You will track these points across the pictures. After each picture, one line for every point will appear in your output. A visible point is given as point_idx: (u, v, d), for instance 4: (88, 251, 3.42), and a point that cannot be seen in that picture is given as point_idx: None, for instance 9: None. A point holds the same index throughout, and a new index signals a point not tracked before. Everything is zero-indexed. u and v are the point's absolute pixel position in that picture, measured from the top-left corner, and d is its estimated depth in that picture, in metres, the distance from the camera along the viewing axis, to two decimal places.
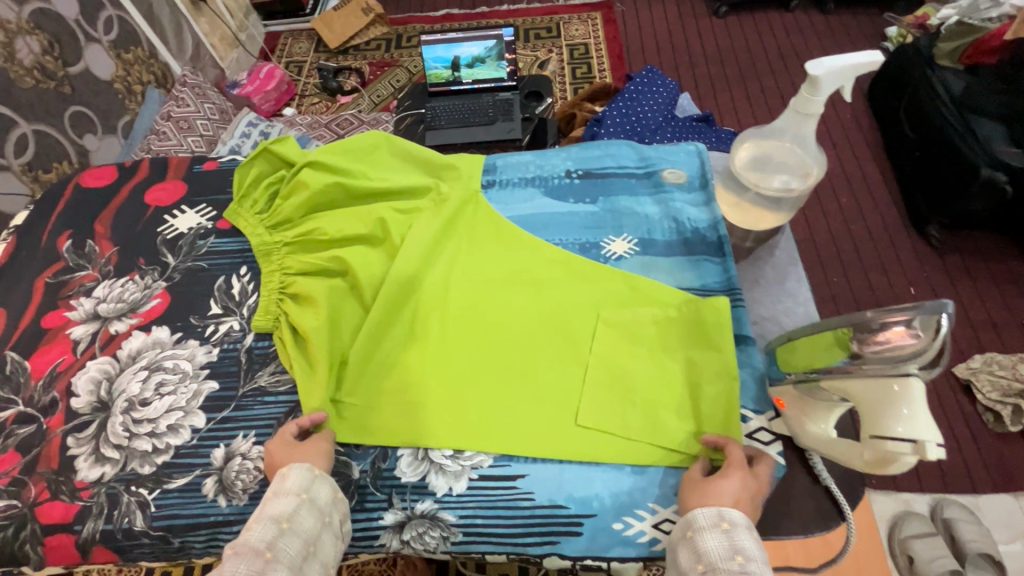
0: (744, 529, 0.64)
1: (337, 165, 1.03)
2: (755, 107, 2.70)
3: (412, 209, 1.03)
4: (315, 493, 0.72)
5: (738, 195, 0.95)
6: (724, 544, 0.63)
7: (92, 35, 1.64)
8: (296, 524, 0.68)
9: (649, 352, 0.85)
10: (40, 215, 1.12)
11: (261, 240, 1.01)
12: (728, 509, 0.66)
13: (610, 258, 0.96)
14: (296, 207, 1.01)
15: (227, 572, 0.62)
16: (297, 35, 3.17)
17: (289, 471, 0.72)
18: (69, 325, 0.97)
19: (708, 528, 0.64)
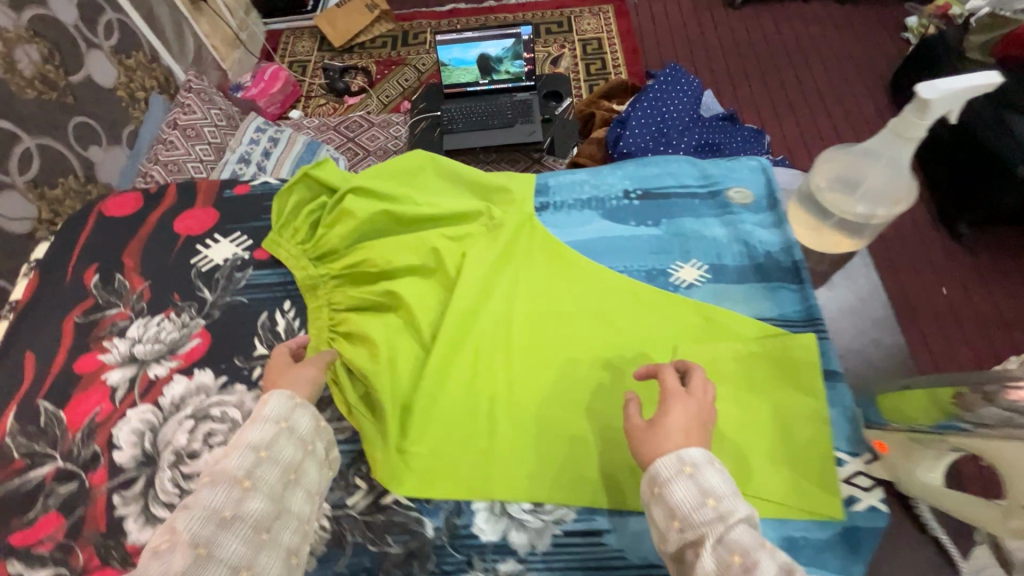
0: (708, 465, 0.60)
1: (382, 190, 0.98)
2: (781, 103, 2.61)
3: (464, 236, 0.97)
4: (295, 424, 0.72)
5: (820, 219, 0.91)
6: (691, 489, 0.59)
7: (92, 40, 1.53)
8: (274, 453, 0.68)
9: (735, 392, 0.80)
10: (62, 248, 1.05)
11: (306, 273, 0.95)
12: (687, 449, 0.62)
13: (680, 286, 0.91)
14: (342, 236, 0.95)
15: (202, 502, 0.62)
16: (299, 34, 3.05)
17: (269, 400, 0.72)
18: (104, 370, 0.91)
19: (669, 470, 0.61)
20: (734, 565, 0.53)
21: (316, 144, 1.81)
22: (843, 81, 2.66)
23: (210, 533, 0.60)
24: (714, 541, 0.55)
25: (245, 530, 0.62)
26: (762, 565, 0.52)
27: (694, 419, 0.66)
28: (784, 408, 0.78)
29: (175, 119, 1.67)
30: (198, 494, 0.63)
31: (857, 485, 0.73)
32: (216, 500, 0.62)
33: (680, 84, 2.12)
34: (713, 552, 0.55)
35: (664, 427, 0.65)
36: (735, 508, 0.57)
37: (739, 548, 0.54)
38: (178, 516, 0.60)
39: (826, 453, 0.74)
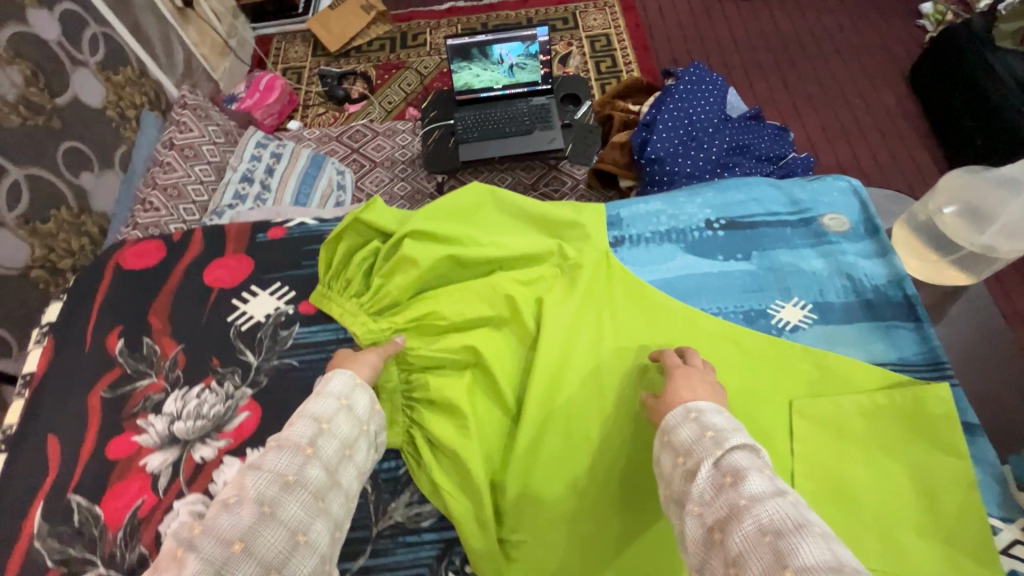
0: (712, 411, 0.62)
1: (443, 232, 0.87)
2: (819, 107, 2.22)
3: (537, 279, 0.88)
4: (354, 402, 0.68)
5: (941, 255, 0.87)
6: (694, 429, 0.61)
7: (77, 57, 1.36)
8: (336, 427, 0.64)
9: (864, 453, 0.73)
10: (78, 307, 0.93)
11: (368, 330, 0.84)
12: (692, 401, 0.64)
13: (783, 329, 0.83)
14: (404, 285, 0.85)
15: (267, 463, 0.59)
16: (291, 38, 2.49)
17: (332, 376, 0.69)
18: (142, 454, 0.79)
19: (674, 418, 0.64)
20: (724, 483, 0.54)
21: (321, 158, 1.67)
22: (885, 85, 2.26)
23: (276, 493, 0.57)
24: (710, 462, 0.56)
25: (305, 496, 0.58)
26: (751, 481, 0.52)
27: (699, 384, 0.69)
28: (924, 468, 0.71)
29: (171, 137, 1.47)
30: (264, 455, 0.60)
31: (1017, 558, 0.67)
32: (280, 464, 0.59)
33: (705, 84, 1.76)
34: (709, 473, 0.56)
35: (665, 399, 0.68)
36: (736, 438, 0.58)
37: (730, 468, 0.55)
38: (247, 474, 0.57)
39: (979, 521, 0.67)
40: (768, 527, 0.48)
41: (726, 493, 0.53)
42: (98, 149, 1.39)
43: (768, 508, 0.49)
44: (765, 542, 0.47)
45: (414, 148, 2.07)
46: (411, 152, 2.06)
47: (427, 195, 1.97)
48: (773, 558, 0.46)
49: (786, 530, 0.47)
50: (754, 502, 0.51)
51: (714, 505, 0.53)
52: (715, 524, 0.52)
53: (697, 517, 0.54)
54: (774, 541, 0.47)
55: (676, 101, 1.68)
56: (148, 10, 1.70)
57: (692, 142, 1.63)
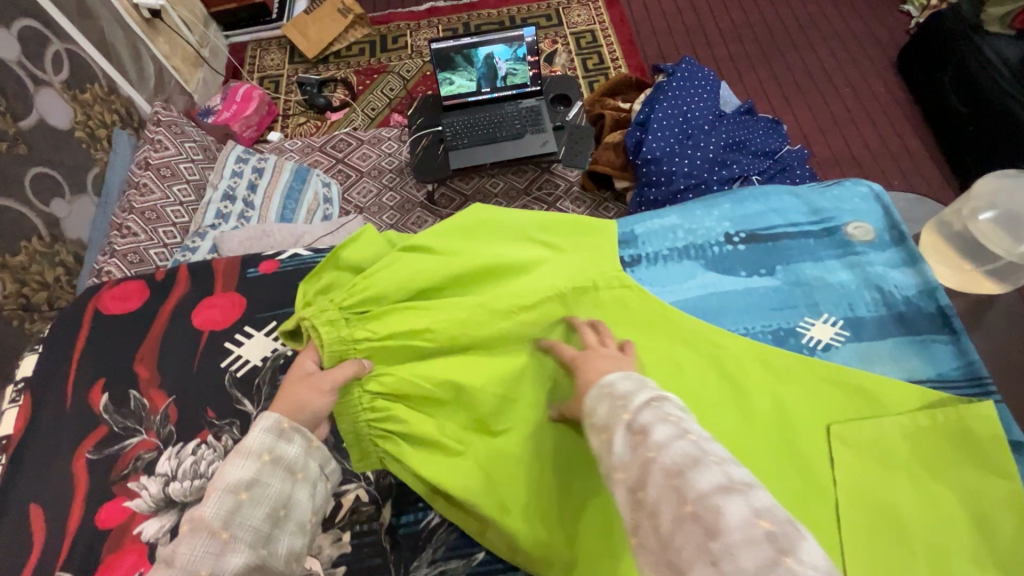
0: (621, 380, 0.58)
1: (444, 250, 0.79)
2: (811, 97, 2.19)
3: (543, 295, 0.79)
4: (281, 453, 0.58)
5: (975, 263, 0.86)
6: (609, 403, 0.56)
7: (40, 76, 1.27)
8: (257, 492, 0.56)
9: (911, 479, 0.69)
10: (55, 359, 0.85)
11: (339, 339, 0.69)
12: (604, 379, 0.60)
13: (816, 348, 0.79)
14: (392, 291, 0.72)
15: (182, 554, 0.52)
16: (266, 45, 2.39)
17: (253, 425, 0.59)
18: (136, 520, 0.73)
19: (594, 399, 0.58)
20: (636, 443, 0.50)
21: (305, 170, 1.58)
22: (875, 73, 2.24)
23: None
24: (621, 428, 0.52)
25: None
26: (656, 433, 0.49)
27: (606, 363, 0.66)
28: (971, 492, 0.68)
29: (145, 157, 1.38)
30: (178, 546, 0.53)
31: None
32: (194, 557, 0.52)
33: (697, 80, 1.71)
34: (622, 438, 0.51)
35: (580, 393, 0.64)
36: (640, 396, 0.54)
37: (638, 426, 0.51)
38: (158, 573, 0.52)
39: None
40: (674, 470, 0.46)
41: (638, 452, 0.49)
42: (69, 173, 1.30)
43: (672, 453, 0.47)
44: (671, 487, 0.45)
45: (402, 156, 1.98)
46: (398, 160, 1.98)
47: (417, 204, 1.89)
48: (675, 497, 0.45)
49: (687, 468, 0.46)
50: (661, 453, 0.48)
51: (630, 468, 0.49)
52: (635, 485, 0.48)
53: (620, 485, 0.49)
54: (678, 485, 0.45)
55: (671, 99, 1.63)
56: (113, 21, 1.59)
57: (688, 139, 1.57)
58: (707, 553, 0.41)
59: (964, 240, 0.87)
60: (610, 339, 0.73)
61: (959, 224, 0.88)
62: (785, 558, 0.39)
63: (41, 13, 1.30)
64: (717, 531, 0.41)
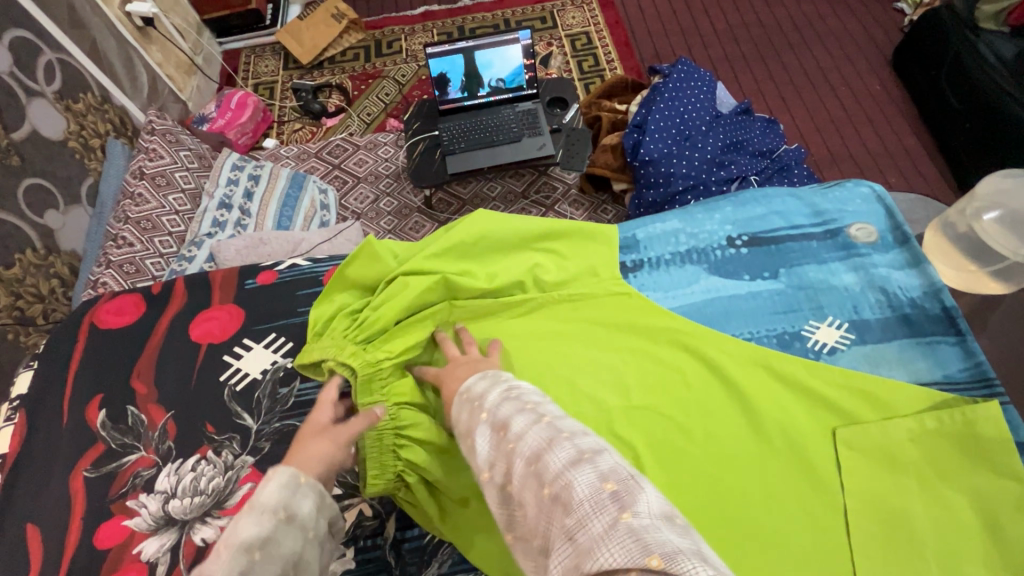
0: (480, 383, 0.62)
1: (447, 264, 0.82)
2: (807, 96, 2.19)
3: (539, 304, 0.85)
4: (297, 510, 0.55)
5: (981, 266, 0.85)
6: (467, 408, 0.60)
7: (32, 87, 1.25)
8: (271, 551, 0.52)
9: (920, 484, 0.68)
10: (51, 375, 0.84)
11: (366, 361, 0.74)
12: (464, 386, 0.63)
13: (821, 352, 0.78)
14: (401, 315, 0.78)
15: None
16: (260, 52, 2.38)
17: (270, 478, 0.56)
18: (136, 539, 0.72)
19: (456, 407, 0.62)
20: (499, 438, 0.53)
21: (301, 176, 1.56)
22: (870, 71, 2.24)
23: None
24: (483, 426, 0.56)
25: None
26: (515, 424, 0.53)
27: (461, 368, 0.69)
28: (981, 497, 0.67)
29: (139, 168, 1.37)
30: None
31: None
32: None
33: (694, 80, 1.71)
34: (485, 436, 0.54)
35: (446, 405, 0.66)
36: (495, 394, 0.58)
37: (499, 421, 0.54)
38: None
39: None
40: (534, 456, 0.49)
41: (501, 445, 0.52)
42: (62, 184, 1.29)
43: (529, 440, 0.50)
44: (532, 473, 0.48)
45: (398, 161, 1.97)
46: (395, 165, 1.97)
47: (415, 209, 1.88)
48: (535, 480, 0.47)
49: (543, 451, 0.48)
50: (520, 441, 0.51)
51: (496, 465, 0.52)
52: (501, 482, 0.51)
53: (489, 484, 0.52)
54: (538, 469, 0.47)
55: (668, 100, 1.62)
56: (106, 30, 1.58)
57: (687, 140, 1.56)
58: (564, 529, 0.42)
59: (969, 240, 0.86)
60: (472, 346, 0.75)
61: (962, 229, 0.87)
62: (622, 510, 0.40)
63: (32, 23, 1.29)
64: (567, 497, 0.43)
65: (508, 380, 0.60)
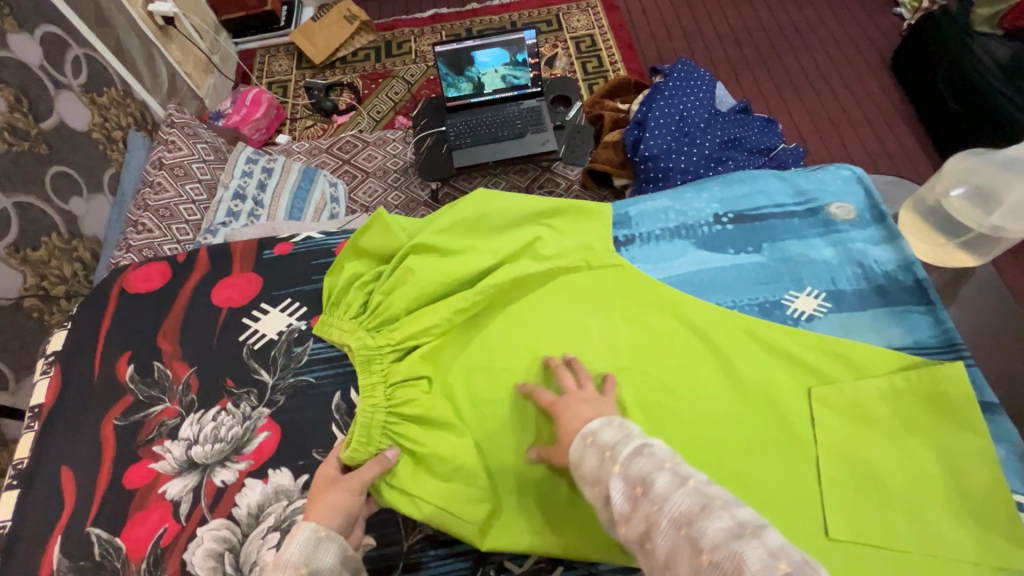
0: (604, 428, 0.62)
1: (448, 245, 0.88)
2: (805, 98, 2.25)
3: (534, 283, 0.89)
4: (319, 564, 0.63)
5: (952, 237, 0.85)
6: (594, 454, 0.60)
7: (61, 80, 1.33)
8: None
9: (891, 438, 0.73)
10: (82, 336, 0.91)
11: (365, 345, 0.84)
12: (586, 426, 0.64)
13: (799, 319, 0.83)
14: (408, 305, 0.85)
15: None
16: (274, 52, 2.47)
17: (296, 534, 0.64)
18: (161, 481, 0.78)
19: (580, 448, 0.62)
20: (636, 495, 0.52)
21: (313, 171, 1.64)
22: (867, 74, 2.29)
23: None
24: (616, 478, 0.55)
25: None
26: (659, 483, 0.51)
27: (581, 407, 0.69)
28: (948, 452, 0.70)
29: (160, 158, 1.45)
30: None
31: None
32: None
33: (694, 79, 1.76)
34: (620, 488, 0.54)
35: (561, 440, 0.67)
36: (628, 445, 0.57)
37: (634, 476, 0.53)
38: None
39: (1006, 495, 0.67)
40: (683, 520, 0.48)
41: (640, 505, 0.51)
42: (87, 173, 1.36)
43: (677, 502, 0.49)
44: (684, 537, 0.47)
45: (406, 157, 2.05)
46: (403, 161, 2.05)
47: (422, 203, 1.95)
48: (689, 546, 0.46)
49: (696, 517, 0.47)
50: (666, 502, 0.49)
51: (634, 521, 0.52)
52: (640, 537, 0.51)
53: (628, 535, 0.52)
54: (690, 534, 0.47)
55: (666, 99, 1.68)
56: (128, 29, 1.66)
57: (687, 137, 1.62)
58: None
59: (939, 213, 0.87)
60: (586, 379, 0.75)
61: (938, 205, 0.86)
62: None
63: (62, 21, 1.37)
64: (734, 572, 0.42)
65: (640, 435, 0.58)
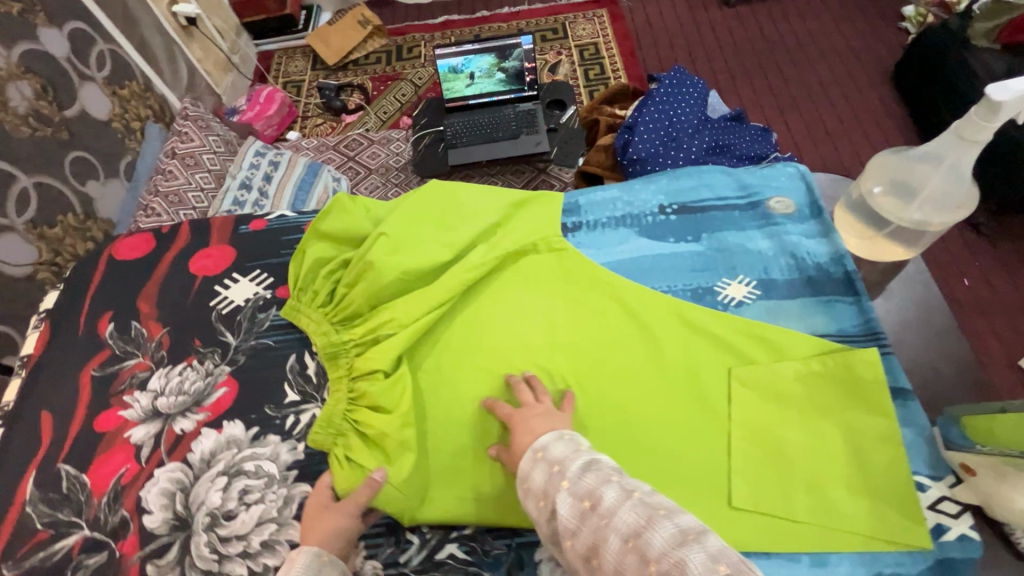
0: (554, 443, 0.67)
1: (405, 237, 0.93)
2: (804, 109, 2.27)
3: (486, 275, 0.93)
4: None
5: (876, 230, 0.87)
6: (544, 471, 0.65)
7: (85, 72, 1.44)
8: None
9: (801, 417, 0.76)
10: (73, 297, 1.00)
11: (328, 341, 0.89)
12: (538, 439, 0.69)
13: (729, 305, 0.87)
14: (368, 301, 0.89)
15: None
16: (291, 53, 2.60)
17: (297, 557, 0.67)
18: (127, 427, 0.85)
19: (530, 461, 0.67)
20: (584, 509, 0.58)
21: (317, 164, 1.65)
22: (869, 87, 2.30)
23: None
24: (564, 493, 0.60)
25: None
26: (607, 497, 0.57)
27: (536, 423, 0.72)
28: (854, 430, 0.74)
29: (173, 147, 1.55)
30: None
31: (943, 512, 0.69)
32: None
33: (686, 87, 1.78)
34: (568, 502, 0.60)
35: (514, 450, 0.71)
36: (577, 462, 0.63)
37: (582, 491, 0.59)
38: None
39: (904, 476, 0.70)
40: (630, 534, 0.53)
41: (589, 519, 0.57)
42: (105, 159, 1.45)
43: (624, 517, 0.54)
44: (630, 549, 0.52)
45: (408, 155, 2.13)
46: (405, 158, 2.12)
47: None
48: (638, 559, 0.51)
49: (643, 530, 0.52)
50: (613, 517, 0.55)
51: (582, 533, 0.57)
52: (585, 552, 0.56)
53: (572, 551, 0.58)
54: (638, 546, 0.52)
55: (658, 103, 1.70)
56: (152, 28, 1.79)
57: (674, 142, 1.64)
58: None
59: (864, 204, 0.89)
60: (545, 395, 0.77)
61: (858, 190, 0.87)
62: None
63: (89, 18, 1.49)
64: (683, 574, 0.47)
65: (590, 452, 0.64)
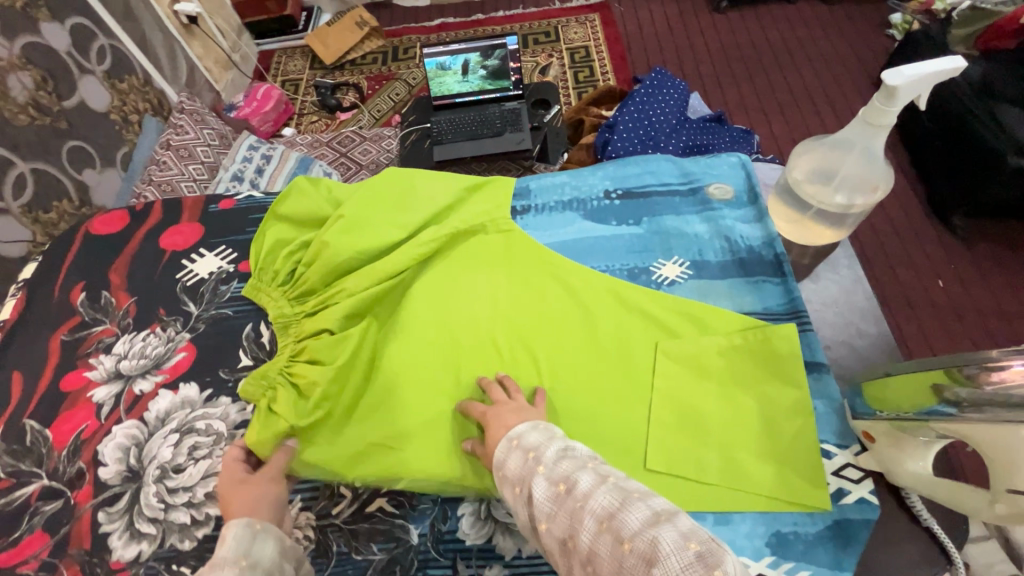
0: (529, 432, 0.69)
1: (359, 217, 0.98)
2: (788, 113, 2.30)
3: (436, 253, 0.98)
4: (257, 556, 0.65)
5: (800, 212, 0.91)
6: (519, 457, 0.67)
7: (85, 65, 1.51)
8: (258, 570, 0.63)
9: (720, 388, 0.80)
10: (50, 268, 1.05)
11: (280, 311, 0.95)
12: (513, 429, 0.70)
13: (662, 284, 0.91)
14: (320, 276, 0.94)
15: None
16: (291, 53, 2.68)
17: (228, 533, 0.65)
18: (91, 387, 0.91)
19: (506, 449, 0.69)
20: (559, 492, 0.60)
21: (309, 159, 1.68)
22: (854, 92, 2.33)
23: None
24: (540, 477, 0.63)
25: None
26: (581, 483, 0.59)
27: (509, 417, 0.74)
28: (768, 401, 0.78)
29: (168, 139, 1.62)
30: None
31: (846, 477, 0.72)
32: None
33: (667, 87, 1.82)
34: (543, 485, 0.62)
35: (490, 444, 0.72)
36: (551, 449, 0.66)
37: (557, 476, 0.61)
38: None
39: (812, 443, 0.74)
40: (604, 516, 0.55)
41: (564, 503, 0.59)
42: (102, 149, 1.51)
43: (599, 499, 0.57)
44: (606, 529, 0.54)
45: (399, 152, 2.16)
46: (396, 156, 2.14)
47: None
48: (612, 540, 0.53)
49: (616, 512, 0.55)
50: (587, 500, 0.57)
51: (557, 518, 0.58)
52: (564, 536, 0.57)
53: (549, 536, 0.59)
54: (611, 527, 0.54)
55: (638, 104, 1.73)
56: (154, 26, 1.87)
57: (651, 141, 1.67)
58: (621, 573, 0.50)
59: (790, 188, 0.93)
60: (517, 394, 0.79)
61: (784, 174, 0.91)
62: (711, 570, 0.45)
63: (91, 14, 1.55)
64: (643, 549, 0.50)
65: (564, 439, 0.67)
